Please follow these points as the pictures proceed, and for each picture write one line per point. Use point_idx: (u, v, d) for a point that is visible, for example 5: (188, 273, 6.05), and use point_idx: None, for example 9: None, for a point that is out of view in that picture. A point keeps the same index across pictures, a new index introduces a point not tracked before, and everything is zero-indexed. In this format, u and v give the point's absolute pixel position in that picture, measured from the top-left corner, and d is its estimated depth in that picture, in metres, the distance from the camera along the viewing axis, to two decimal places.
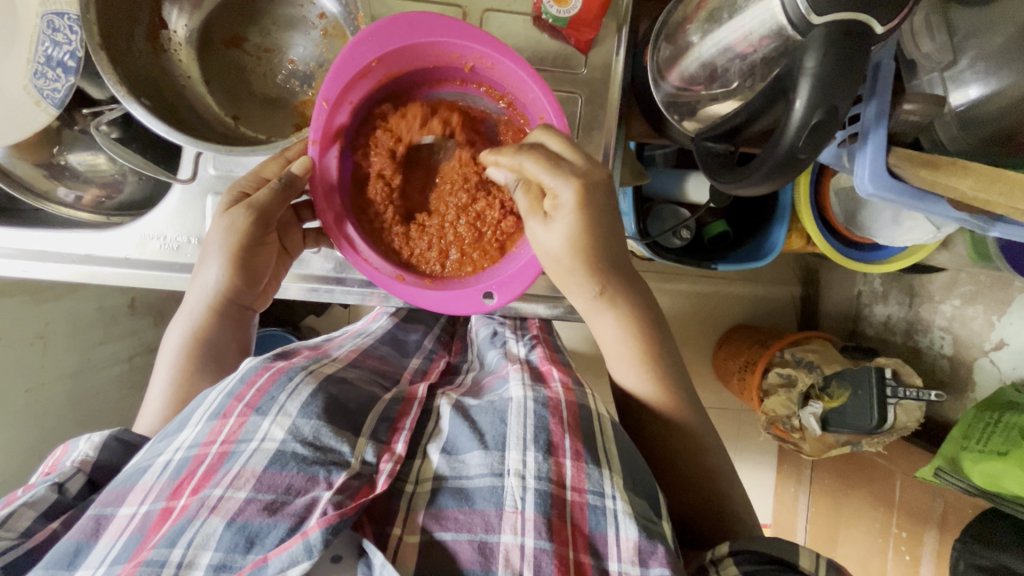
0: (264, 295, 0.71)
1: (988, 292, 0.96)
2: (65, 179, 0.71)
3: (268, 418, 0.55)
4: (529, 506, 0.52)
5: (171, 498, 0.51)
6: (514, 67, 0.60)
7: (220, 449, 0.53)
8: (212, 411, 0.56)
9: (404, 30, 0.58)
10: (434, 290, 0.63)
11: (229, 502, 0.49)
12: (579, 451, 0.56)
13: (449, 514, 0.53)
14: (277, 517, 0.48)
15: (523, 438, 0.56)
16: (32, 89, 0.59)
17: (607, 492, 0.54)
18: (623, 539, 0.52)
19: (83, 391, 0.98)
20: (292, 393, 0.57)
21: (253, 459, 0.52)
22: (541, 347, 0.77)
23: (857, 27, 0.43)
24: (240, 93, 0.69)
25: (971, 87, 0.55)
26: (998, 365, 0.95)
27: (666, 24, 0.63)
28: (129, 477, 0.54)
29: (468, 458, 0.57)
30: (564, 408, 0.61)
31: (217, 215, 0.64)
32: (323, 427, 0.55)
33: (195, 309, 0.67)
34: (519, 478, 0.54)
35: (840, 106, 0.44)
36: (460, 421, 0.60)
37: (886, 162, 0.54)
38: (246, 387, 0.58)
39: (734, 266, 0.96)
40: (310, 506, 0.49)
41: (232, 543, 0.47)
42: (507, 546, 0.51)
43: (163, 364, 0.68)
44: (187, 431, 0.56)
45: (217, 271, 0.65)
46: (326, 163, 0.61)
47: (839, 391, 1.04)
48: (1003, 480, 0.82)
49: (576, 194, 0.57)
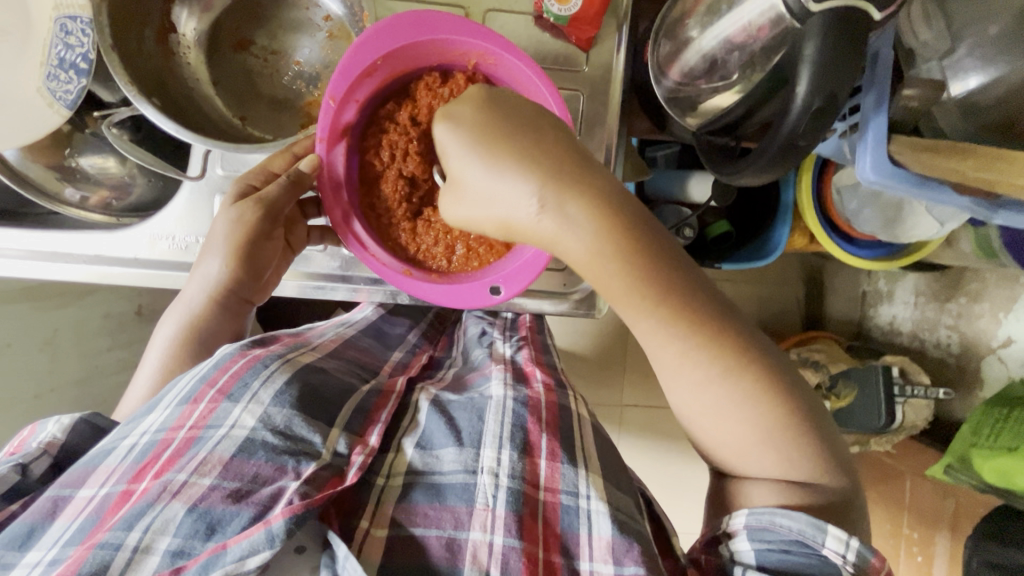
0: (266, 288, 0.70)
1: (994, 288, 0.96)
2: (76, 181, 0.72)
3: (239, 405, 0.56)
4: (500, 504, 0.54)
5: (133, 481, 0.52)
6: (516, 62, 0.61)
7: (187, 434, 0.55)
8: (183, 396, 0.58)
9: (407, 30, 0.60)
10: (441, 285, 0.64)
11: (192, 489, 0.50)
12: (554, 451, 0.58)
13: (420, 509, 0.55)
14: (241, 505, 0.49)
15: (499, 437, 0.58)
16: (45, 90, 0.60)
17: (581, 491, 0.56)
18: (596, 537, 0.53)
19: (93, 397, 0.99)
20: (266, 381, 0.59)
21: (221, 445, 0.53)
22: (527, 346, 0.78)
23: (856, 13, 0.43)
24: (248, 94, 0.70)
25: (970, 77, 0.56)
26: (1006, 363, 0.93)
27: (665, 21, 0.64)
28: (93, 459, 0.55)
29: (443, 453, 0.58)
30: (543, 408, 0.63)
31: (223, 206, 0.65)
32: (295, 417, 0.56)
33: (194, 299, 0.67)
34: (493, 476, 0.55)
35: (839, 92, 0.45)
36: (438, 416, 0.62)
37: (888, 150, 0.54)
38: (218, 374, 0.59)
39: (734, 266, 0.99)
40: (275, 496, 0.50)
41: (192, 529, 0.48)
42: (476, 543, 0.52)
43: (154, 354, 0.69)
44: (154, 415, 0.57)
45: (220, 264, 0.65)
46: (334, 159, 0.62)
47: (846, 390, 1.03)
48: (1014, 475, 0.80)
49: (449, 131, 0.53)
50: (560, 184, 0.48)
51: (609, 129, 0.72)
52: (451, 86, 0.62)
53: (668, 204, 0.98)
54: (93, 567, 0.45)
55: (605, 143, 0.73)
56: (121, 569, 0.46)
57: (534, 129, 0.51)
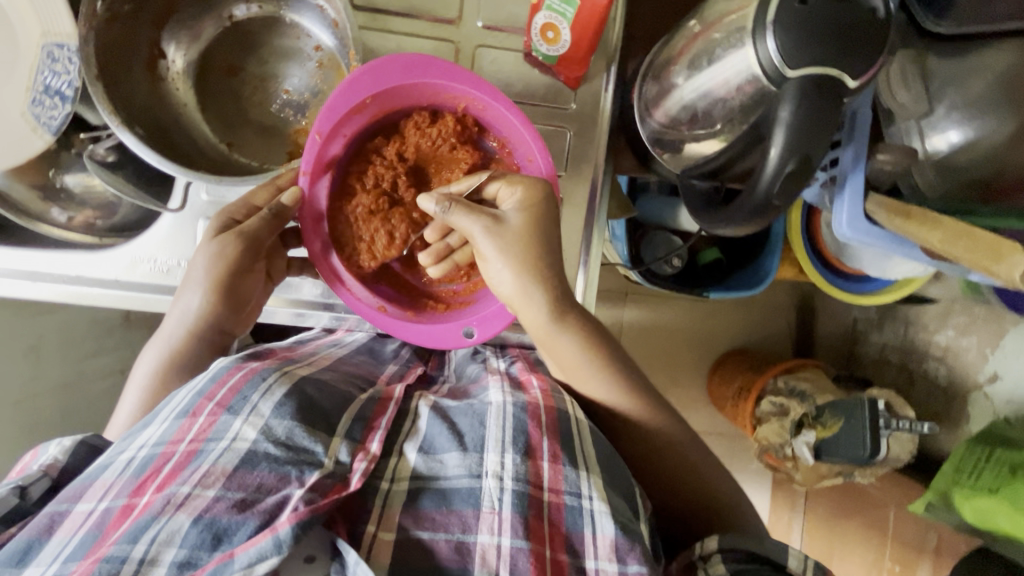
0: (248, 318, 0.70)
1: (981, 323, 0.96)
2: (60, 201, 0.73)
3: (240, 417, 0.54)
4: (507, 507, 0.53)
5: (133, 495, 0.50)
6: (505, 111, 0.61)
7: (188, 448, 0.53)
8: (182, 410, 0.56)
9: (398, 71, 0.60)
10: (417, 323, 0.64)
11: (196, 500, 0.48)
12: (557, 454, 0.56)
13: (426, 514, 0.53)
14: (247, 514, 0.48)
15: (501, 441, 0.56)
16: (29, 115, 0.60)
17: (584, 493, 0.55)
18: (601, 537, 0.53)
19: (75, 406, 0.98)
20: (266, 393, 0.56)
21: (223, 457, 0.51)
22: (523, 359, 0.75)
23: (829, 80, 0.44)
24: (235, 120, 0.70)
25: (951, 132, 0.56)
26: (992, 399, 0.94)
27: (652, 65, 0.65)
28: (90, 474, 0.53)
29: (446, 458, 0.56)
30: (544, 412, 0.60)
31: (203, 239, 0.65)
32: (295, 428, 0.54)
33: (172, 334, 0.66)
34: (497, 479, 0.54)
35: (813, 155, 0.46)
36: (438, 421, 0.59)
37: (864, 207, 0.55)
38: (218, 386, 0.58)
39: (726, 293, 0.94)
40: (281, 505, 0.49)
41: (197, 541, 0.46)
42: (484, 545, 0.52)
43: (133, 391, 0.65)
44: (153, 430, 0.55)
45: (200, 297, 0.65)
46: (316, 193, 0.62)
47: (831, 420, 1.02)
48: (992, 515, 0.82)
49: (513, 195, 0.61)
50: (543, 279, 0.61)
51: (594, 164, 0.72)
52: (440, 126, 0.63)
53: (659, 230, 0.99)
54: None
55: (591, 177, 0.73)
56: None
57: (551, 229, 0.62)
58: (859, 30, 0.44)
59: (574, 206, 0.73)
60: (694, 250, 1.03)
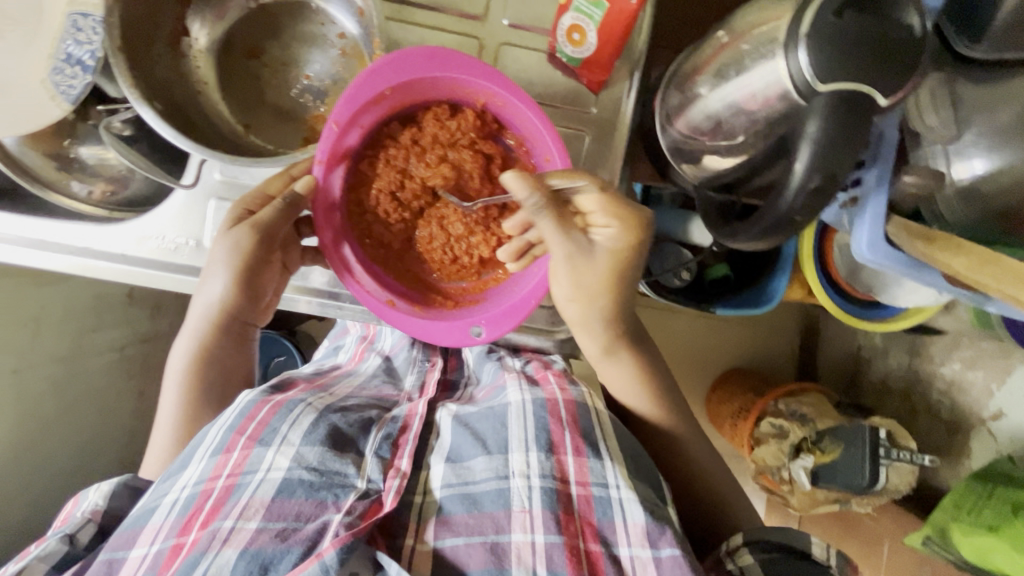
0: (268, 308, 0.71)
1: (989, 358, 0.93)
2: (75, 172, 0.72)
3: (272, 448, 0.57)
4: (537, 504, 0.55)
5: (180, 534, 0.53)
6: (524, 108, 0.61)
7: (226, 483, 0.56)
8: (214, 447, 0.58)
9: (419, 62, 0.60)
10: (424, 319, 0.64)
11: (240, 534, 0.52)
12: (580, 447, 0.59)
13: (459, 520, 0.56)
14: (289, 543, 0.52)
15: (525, 440, 0.59)
16: (49, 83, 0.60)
17: (610, 482, 0.57)
18: (631, 525, 0.55)
19: (72, 379, 0.97)
20: (294, 423, 0.59)
21: (261, 488, 0.55)
22: (538, 359, 0.74)
23: (860, 95, 0.43)
24: (252, 102, 0.70)
25: (976, 160, 0.55)
26: (996, 436, 0.92)
27: (676, 73, 0.64)
28: (137, 519, 0.55)
29: (473, 464, 0.59)
30: (563, 408, 0.62)
31: (219, 234, 0.64)
32: (326, 453, 0.58)
33: (198, 324, 0.68)
34: (524, 478, 0.56)
35: (840, 172, 0.45)
36: (462, 430, 0.62)
37: (885, 231, 0.54)
38: (246, 421, 0.59)
39: (734, 310, 0.94)
40: (322, 531, 0.53)
41: (245, 572, 0.50)
42: (518, 544, 0.54)
43: (171, 383, 0.69)
44: (189, 469, 0.57)
45: (222, 286, 0.65)
46: (330, 182, 0.61)
47: (830, 446, 1.01)
48: (990, 553, 0.80)
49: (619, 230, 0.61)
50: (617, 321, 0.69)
51: (611, 170, 0.72)
52: (459, 121, 0.63)
53: (669, 241, 0.98)
54: None
55: (607, 183, 0.72)
56: None
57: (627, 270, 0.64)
58: (891, 48, 0.43)
59: None
60: (704, 264, 1.02)
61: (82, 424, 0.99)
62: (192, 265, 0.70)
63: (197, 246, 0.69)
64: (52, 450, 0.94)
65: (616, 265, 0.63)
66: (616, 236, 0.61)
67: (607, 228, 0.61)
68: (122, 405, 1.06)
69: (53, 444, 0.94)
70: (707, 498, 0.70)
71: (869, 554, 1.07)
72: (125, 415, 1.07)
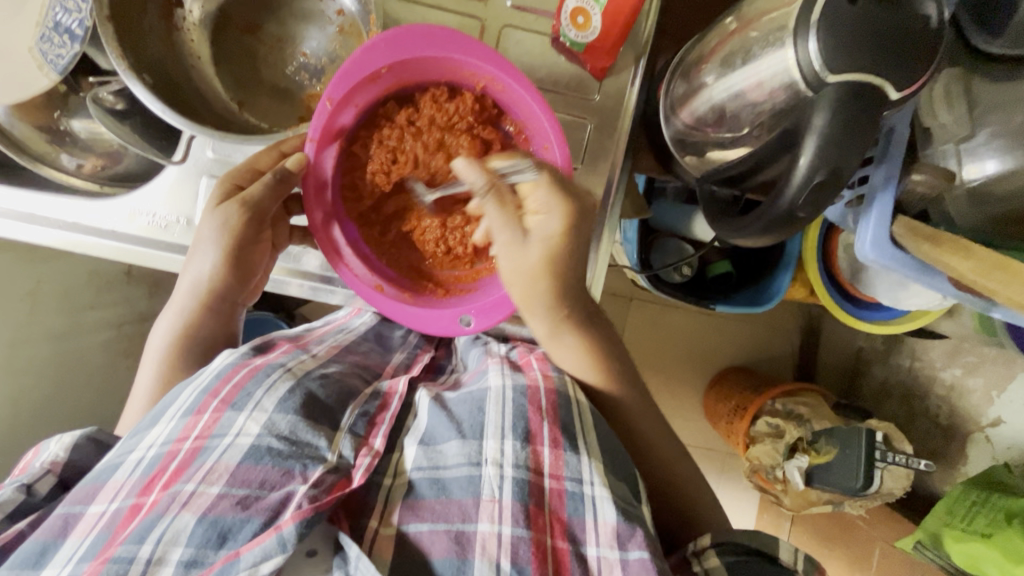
0: (257, 288, 0.70)
1: (990, 365, 0.91)
2: (67, 146, 0.72)
3: (243, 413, 0.56)
4: (507, 494, 0.54)
5: (141, 494, 0.52)
6: (523, 93, 0.59)
7: (193, 445, 0.54)
8: (187, 408, 0.57)
9: (418, 42, 0.58)
10: (413, 306, 0.63)
11: (201, 498, 0.51)
12: (558, 439, 0.56)
13: (425, 505, 0.55)
14: (249, 513, 0.50)
15: (501, 427, 0.57)
16: (37, 52, 0.59)
17: (585, 478, 0.55)
18: (601, 523, 0.53)
19: (66, 355, 0.97)
20: (269, 389, 0.58)
21: (227, 453, 0.53)
22: (524, 346, 0.73)
23: (870, 89, 0.42)
24: (248, 79, 0.69)
25: (988, 161, 0.53)
26: (993, 443, 0.91)
27: (682, 62, 0.62)
28: (100, 474, 0.54)
29: (446, 448, 0.57)
30: (543, 396, 0.60)
31: (207, 211, 0.63)
32: (299, 423, 0.56)
33: (184, 300, 0.66)
34: (497, 467, 0.55)
35: (845, 168, 0.43)
36: (437, 411, 0.60)
37: (890, 231, 0.53)
38: (220, 383, 0.58)
39: (734, 309, 0.92)
40: (285, 501, 0.51)
41: (203, 539, 0.49)
42: (484, 535, 0.52)
43: (150, 361, 0.67)
44: (159, 428, 0.56)
45: (211, 263, 0.64)
46: (322, 161, 0.60)
47: (826, 448, 0.99)
48: (980, 562, 0.80)
49: (562, 220, 0.57)
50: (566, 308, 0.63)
51: (613, 160, 0.70)
52: (457, 104, 0.61)
53: (671, 237, 0.97)
54: None
55: (608, 173, 0.70)
56: None
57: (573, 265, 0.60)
58: (906, 41, 0.41)
59: None
60: (705, 259, 1.00)
61: (76, 400, 0.99)
62: (181, 244, 0.69)
63: (188, 225, 0.68)
64: (45, 426, 0.93)
65: (550, 255, 0.58)
66: (552, 224, 0.57)
67: (544, 214, 0.57)
68: (116, 383, 1.06)
69: (47, 419, 0.93)
70: (698, 498, 0.68)
71: (861, 557, 1.06)
72: (120, 392, 1.06)
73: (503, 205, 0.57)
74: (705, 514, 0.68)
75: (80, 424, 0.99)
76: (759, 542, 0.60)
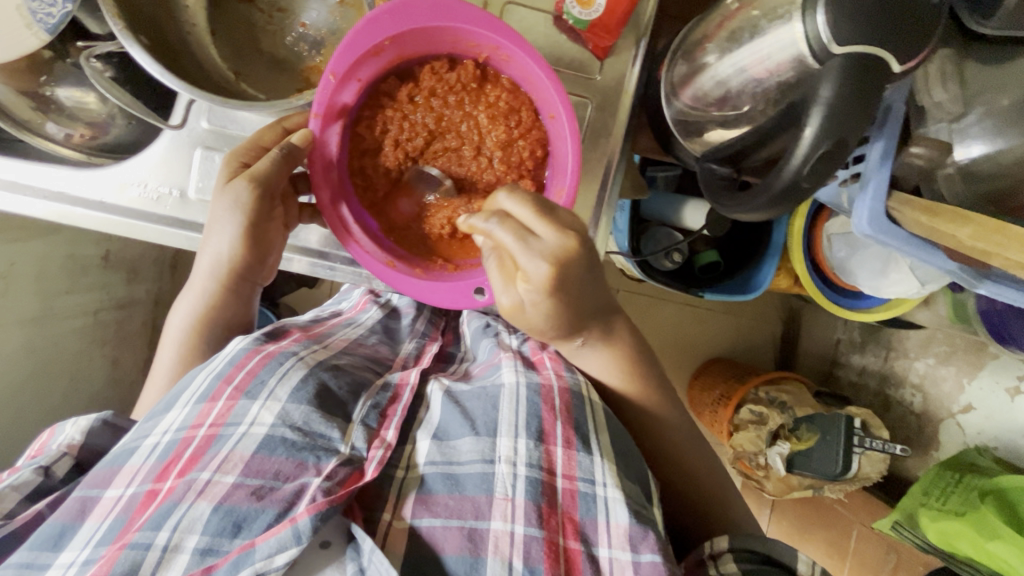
0: (273, 269, 0.70)
1: (961, 353, 0.93)
2: (53, 114, 0.69)
3: (258, 402, 0.56)
4: (520, 493, 0.54)
5: (157, 480, 0.53)
6: (529, 62, 0.59)
7: (208, 432, 0.55)
8: (201, 394, 0.58)
9: (423, 13, 0.58)
10: (423, 281, 0.63)
11: (216, 487, 0.51)
12: (571, 439, 0.57)
13: (438, 500, 0.55)
14: (265, 503, 0.51)
15: (515, 425, 0.57)
16: (26, 10, 0.58)
17: (598, 480, 0.55)
18: (614, 526, 0.54)
19: (40, 341, 0.92)
20: (282, 378, 0.58)
21: (242, 443, 0.54)
22: (537, 339, 0.73)
23: (875, 60, 0.43)
24: (245, 49, 0.69)
25: (975, 145, 0.57)
26: (964, 429, 0.93)
27: (684, 42, 0.62)
28: (115, 459, 0.55)
29: (460, 444, 0.58)
30: (556, 395, 0.60)
31: (219, 189, 0.62)
32: (312, 413, 0.57)
33: (204, 277, 0.66)
34: (510, 465, 0.55)
35: (849, 140, 0.44)
36: (451, 407, 0.60)
37: (886, 206, 0.56)
38: (234, 370, 0.59)
39: (722, 296, 0.93)
40: (299, 493, 0.51)
41: (218, 528, 0.50)
42: (497, 533, 0.53)
43: (169, 342, 0.68)
44: (174, 413, 0.57)
45: (229, 243, 0.63)
46: (326, 138, 0.60)
47: (808, 434, 1.03)
48: (954, 540, 0.82)
49: (549, 274, 0.51)
50: (603, 332, 0.65)
51: (613, 142, 0.70)
52: (459, 75, 0.62)
53: (661, 225, 0.97)
54: (125, 569, 0.47)
55: (607, 155, 0.71)
56: (153, 567, 0.48)
57: (588, 275, 0.55)
58: (906, 14, 0.43)
59: (587, 184, 0.71)
60: (694, 250, 1.01)
61: (51, 388, 0.95)
62: (174, 217, 0.67)
63: (181, 197, 0.67)
64: (17, 414, 0.89)
65: (548, 315, 0.56)
66: (537, 298, 0.54)
67: (533, 281, 0.52)
68: (90, 371, 1.02)
69: (14, 407, 0.88)
70: (684, 479, 0.69)
71: (838, 540, 1.08)
72: (94, 379, 1.03)
73: (503, 267, 0.55)
74: (689, 495, 0.69)
75: (53, 413, 0.95)
76: (775, 552, 0.60)
